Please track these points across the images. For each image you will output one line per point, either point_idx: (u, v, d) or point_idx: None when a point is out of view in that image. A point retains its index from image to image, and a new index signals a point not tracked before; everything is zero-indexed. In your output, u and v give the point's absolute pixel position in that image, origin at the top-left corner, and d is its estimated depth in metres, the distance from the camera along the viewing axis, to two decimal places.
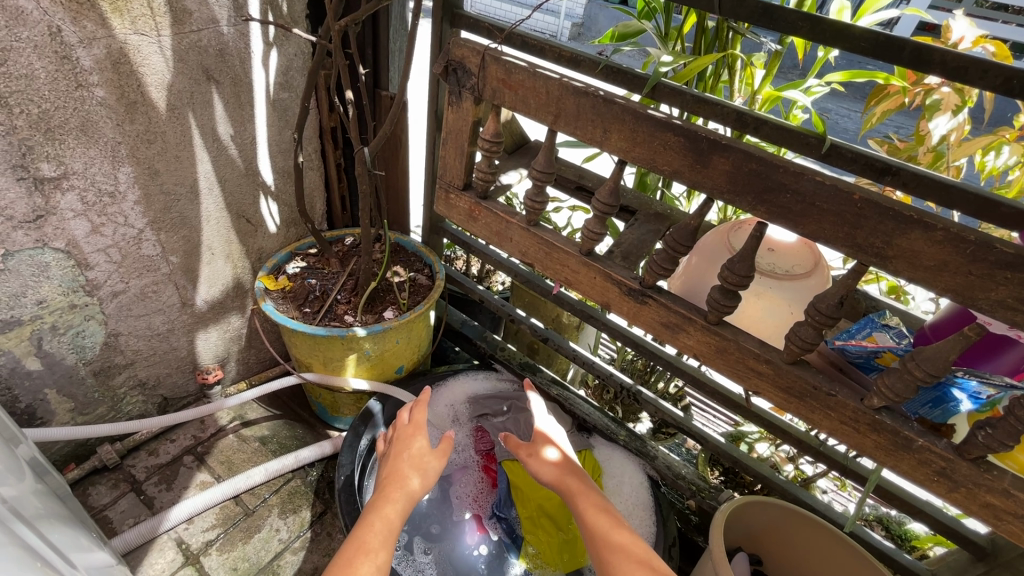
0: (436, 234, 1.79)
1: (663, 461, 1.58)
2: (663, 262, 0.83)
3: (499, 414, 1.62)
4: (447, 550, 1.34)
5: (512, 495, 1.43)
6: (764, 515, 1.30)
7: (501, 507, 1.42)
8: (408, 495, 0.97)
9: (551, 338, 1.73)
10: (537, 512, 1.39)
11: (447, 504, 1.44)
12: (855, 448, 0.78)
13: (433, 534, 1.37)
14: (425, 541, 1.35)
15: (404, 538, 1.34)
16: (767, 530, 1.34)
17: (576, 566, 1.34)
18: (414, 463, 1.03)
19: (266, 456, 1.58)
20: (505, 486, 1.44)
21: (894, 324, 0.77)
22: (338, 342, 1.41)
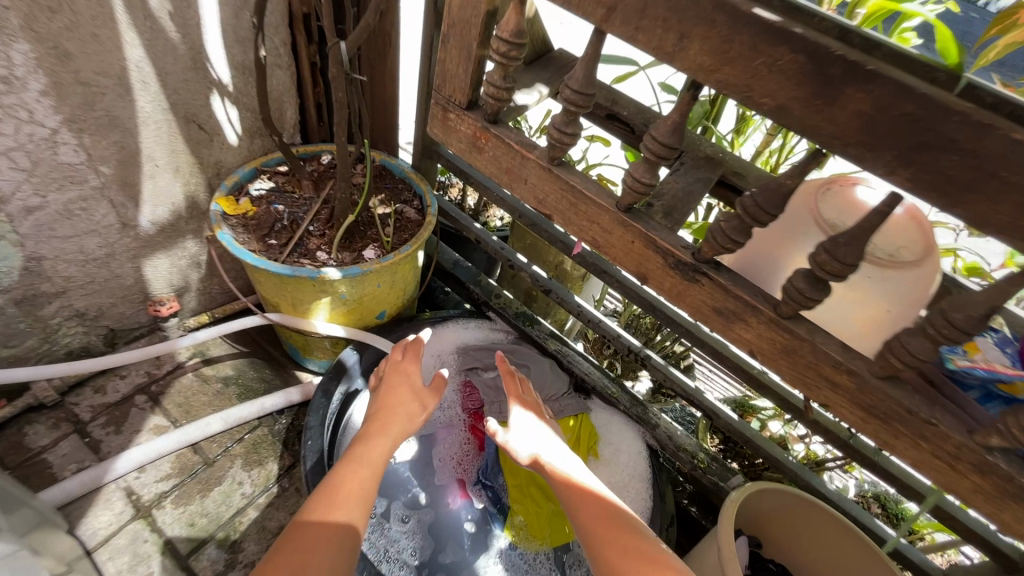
0: (429, 158, 1.53)
1: (664, 430, 1.46)
2: (733, 232, 0.62)
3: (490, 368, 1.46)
4: (427, 518, 1.23)
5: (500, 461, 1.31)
6: (769, 501, 1.19)
7: (488, 472, 1.30)
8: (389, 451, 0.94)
9: (554, 288, 1.53)
10: (526, 482, 1.28)
11: (429, 467, 1.30)
12: (944, 487, 0.62)
13: (413, 501, 1.25)
14: (404, 508, 1.24)
15: (381, 504, 1.23)
16: (770, 517, 1.23)
17: (565, 541, 1.23)
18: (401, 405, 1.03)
19: (230, 401, 1.43)
20: (493, 451, 1.32)
21: (990, 328, 0.65)
22: (308, 284, 1.21)
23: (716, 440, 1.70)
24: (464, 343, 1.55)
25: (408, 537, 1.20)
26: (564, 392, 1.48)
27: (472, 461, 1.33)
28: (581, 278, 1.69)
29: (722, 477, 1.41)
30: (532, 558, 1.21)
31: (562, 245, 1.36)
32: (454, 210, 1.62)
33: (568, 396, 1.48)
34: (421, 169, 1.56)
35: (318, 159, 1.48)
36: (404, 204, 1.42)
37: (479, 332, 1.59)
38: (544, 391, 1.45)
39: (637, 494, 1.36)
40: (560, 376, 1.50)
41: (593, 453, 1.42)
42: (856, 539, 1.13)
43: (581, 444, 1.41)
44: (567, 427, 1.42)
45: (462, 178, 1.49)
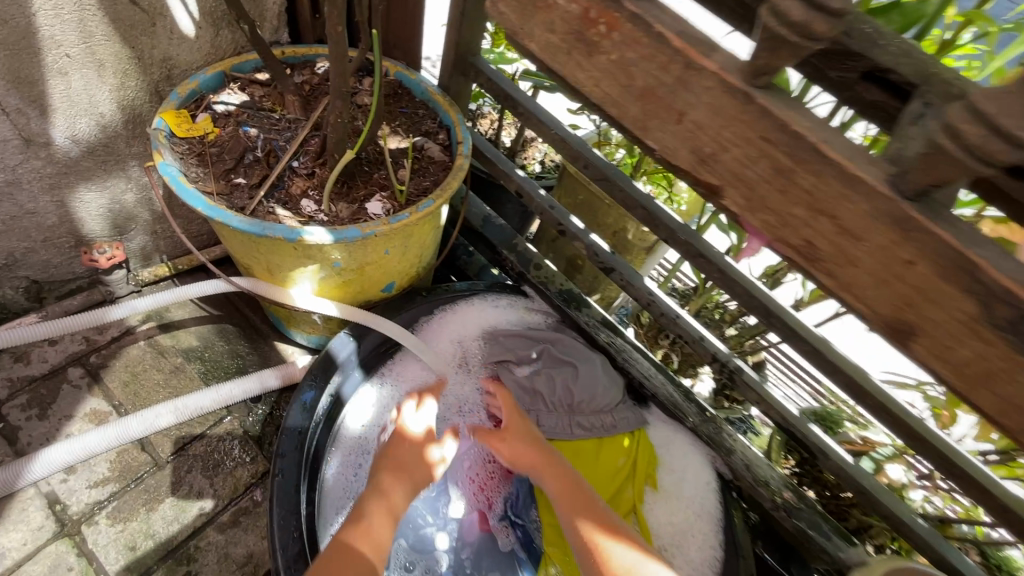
0: (462, 76, 1.11)
1: (741, 458, 1.14)
2: None
3: (525, 363, 1.16)
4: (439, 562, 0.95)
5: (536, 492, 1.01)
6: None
7: (519, 505, 1.01)
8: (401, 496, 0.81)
9: (621, 267, 1.14)
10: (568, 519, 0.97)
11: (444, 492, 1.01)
12: None
13: (421, 539, 0.96)
14: (407, 548, 0.95)
15: None
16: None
17: None
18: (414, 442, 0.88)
19: (191, 381, 1.12)
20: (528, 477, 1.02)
21: None
22: (286, 246, 0.85)
23: (789, 460, 1.38)
24: (493, 328, 1.21)
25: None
26: (620, 399, 1.15)
27: (500, 485, 1.03)
28: (646, 251, 1.32)
29: (812, 524, 1.11)
30: None
31: (643, 212, 0.98)
32: (491, 149, 1.22)
33: (622, 404, 1.15)
34: (451, 90, 1.15)
35: (310, 67, 1.07)
36: (425, 138, 1.03)
37: (511, 314, 1.24)
38: (594, 400, 1.12)
39: (705, 539, 1.08)
40: (615, 380, 1.16)
41: (650, 483, 1.12)
42: None
43: (637, 470, 1.11)
44: (620, 449, 1.11)
45: (508, 106, 1.08)
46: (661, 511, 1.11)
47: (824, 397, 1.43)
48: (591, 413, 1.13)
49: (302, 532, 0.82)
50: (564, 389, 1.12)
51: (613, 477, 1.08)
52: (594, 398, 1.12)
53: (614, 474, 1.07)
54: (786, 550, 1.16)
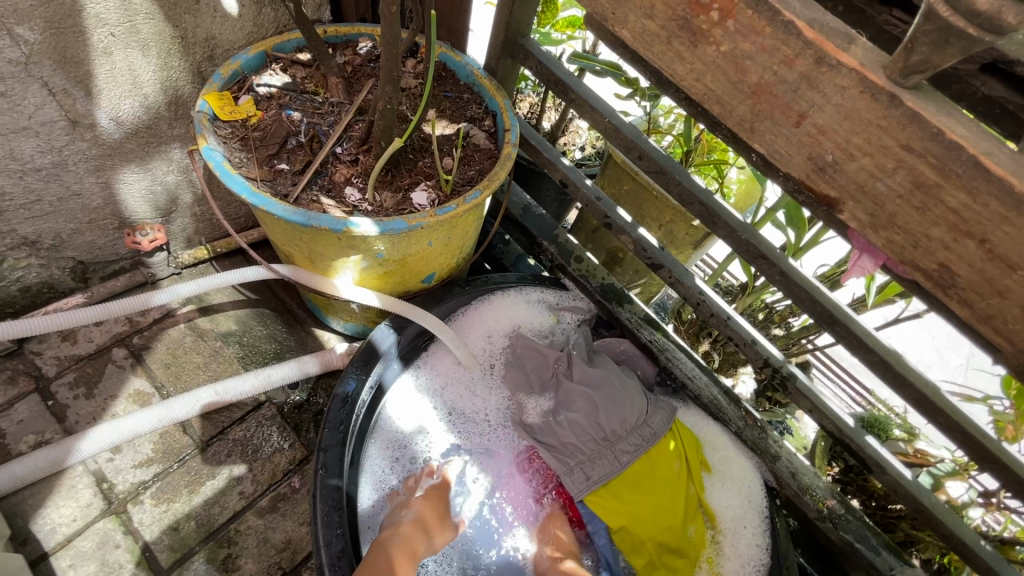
0: (509, 58, 1.06)
1: (787, 465, 1.10)
2: None
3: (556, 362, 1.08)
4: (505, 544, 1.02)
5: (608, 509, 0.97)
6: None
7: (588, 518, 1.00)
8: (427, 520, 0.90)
9: (669, 264, 1.08)
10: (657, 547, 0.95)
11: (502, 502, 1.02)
12: None
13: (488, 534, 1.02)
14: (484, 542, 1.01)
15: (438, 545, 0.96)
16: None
17: None
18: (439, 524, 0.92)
19: (231, 365, 1.12)
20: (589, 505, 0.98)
21: None
22: (330, 237, 0.83)
23: (833, 467, 1.33)
24: (521, 322, 1.19)
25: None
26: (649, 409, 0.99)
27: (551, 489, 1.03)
28: (693, 245, 1.27)
29: (859, 537, 1.05)
30: None
31: (701, 208, 0.92)
32: (536, 136, 1.17)
33: (650, 404, 1.01)
34: (497, 74, 1.10)
35: (353, 48, 1.03)
36: (470, 125, 0.99)
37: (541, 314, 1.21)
38: (625, 418, 0.97)
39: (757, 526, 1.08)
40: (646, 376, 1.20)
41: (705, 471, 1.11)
42: None
43: (691, 463, 1.01)
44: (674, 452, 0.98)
45: (558, 91, 1.02)
46: (721, 494, 1.11)
47: (871, 401, 1.38)
48: (627, 431, 0.97)
49: (348, 529, 0.81)
50: (590, 424, 0.98)
51: (675, 484, 0.96)
52: (624, 420, 0.97)
53: (673, 485, 0.96)
54: (825, 559, 1.15)
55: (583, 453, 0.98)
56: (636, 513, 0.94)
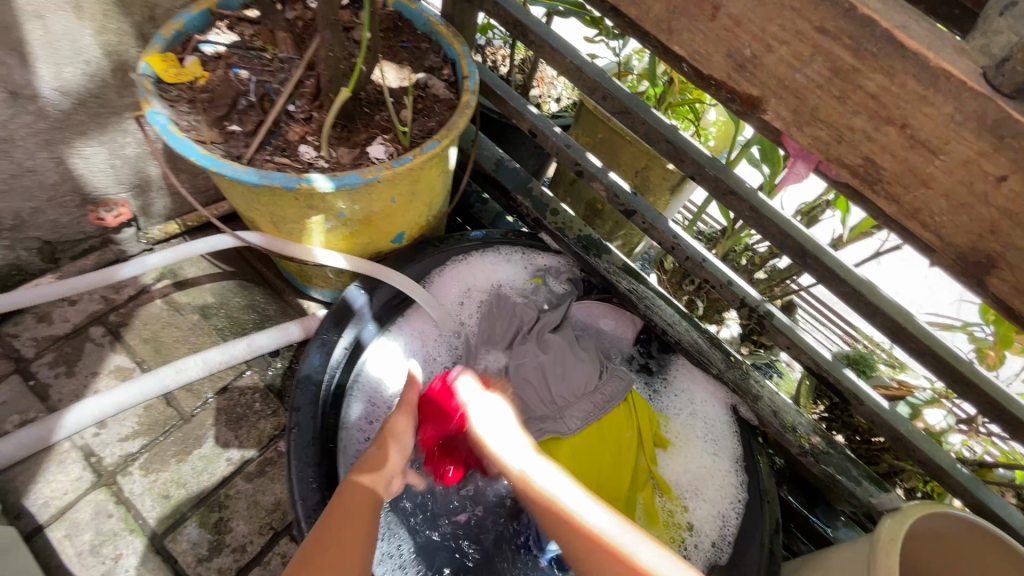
0: (466, 1, 1.02)
1: (769, 404, 1.10)
2: None
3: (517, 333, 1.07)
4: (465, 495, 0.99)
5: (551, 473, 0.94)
6: (923, 528, 0.85)
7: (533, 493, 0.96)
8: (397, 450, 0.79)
9: (642, 209, 1.07)
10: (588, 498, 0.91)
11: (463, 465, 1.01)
12: None
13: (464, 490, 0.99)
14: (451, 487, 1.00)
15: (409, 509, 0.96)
16: (921, 551, 0.88)
17: None
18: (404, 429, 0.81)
19: (209, 337, 1.12)
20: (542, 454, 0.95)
21: None
22: (287, 196, 0.81)
23: (818, 405, 1.34)
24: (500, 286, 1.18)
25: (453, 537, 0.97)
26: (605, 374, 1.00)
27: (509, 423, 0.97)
28: (670, 191, 1.24)
29: (841, 469, 1.07)
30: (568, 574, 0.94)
31: (668, 146, 0.90)
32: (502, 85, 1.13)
33: (608, 374, 0.99)
34: (455, 20, 1.06)
35: (302, 1, 0.98)
36: (428, 74, 0.95)
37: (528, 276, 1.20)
38: (575, 384, 0.96)
39: (719, 475, 1.08)
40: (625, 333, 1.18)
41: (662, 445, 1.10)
42: None
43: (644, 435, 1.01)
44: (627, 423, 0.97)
45: (517, 33, 0.98)
46: (674, 467, 1.11)
47: (857, 340, 1.37)
48: (578, 398, 0.96)
49: (323, 484, 0.83)
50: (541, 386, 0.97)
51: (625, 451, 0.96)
52: (572, 386, 0.96)
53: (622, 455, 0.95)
54: (812, 492, 1.17)
55: (538, 411, 0.95)
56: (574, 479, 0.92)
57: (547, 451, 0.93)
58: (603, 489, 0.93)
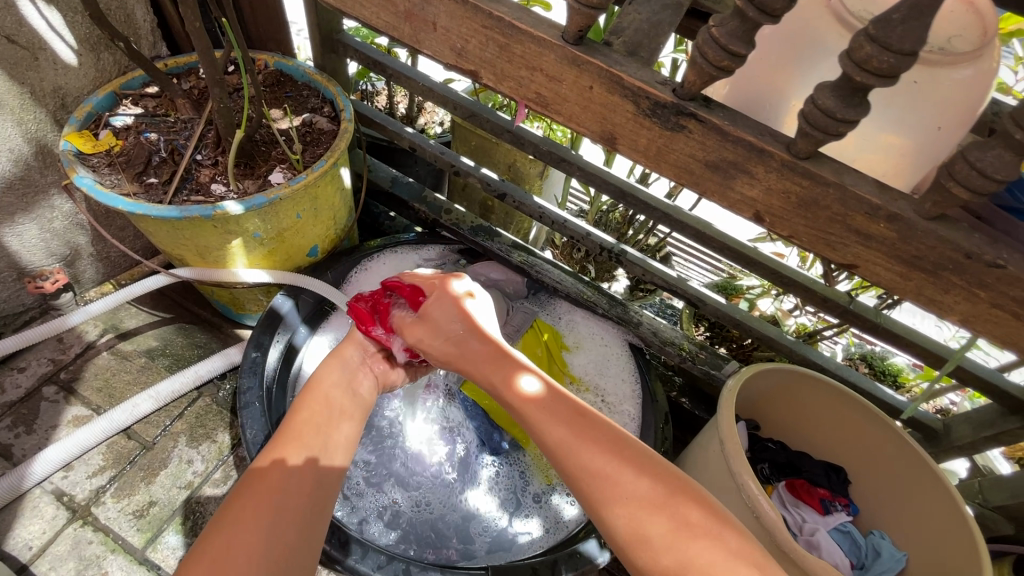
0: (335, 53, 1.25)
1: (648, 326, 1.34)
2: (729, 38, 0.43)
3: None
4: (406, 478, 1.10)
5: (492, 417, 1.16)
6: (772, 381, 1.12)
7: (480, 434, 1.15)
8: (331, 410, 0.77)
9: (511, 191, 1.31)
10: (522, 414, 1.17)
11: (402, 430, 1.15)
12: (999, 340, 0.51)
13: (409, 465, 1.11)
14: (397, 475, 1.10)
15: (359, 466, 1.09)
16: (771, 396, 1.18)
17: None
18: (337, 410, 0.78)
19: (159, 374, 1.24)
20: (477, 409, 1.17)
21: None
22: (207, 225, 0.99)
23: (701, 327, 1.59)
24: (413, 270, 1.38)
25: (410, 488, 1.09)
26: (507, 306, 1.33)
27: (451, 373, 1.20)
28: (539, 178, 1.50)
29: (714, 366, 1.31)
30: (521, 490, 1.11)
31: (510, 135, 1.15)
32: (379, 115, 1.36)
33: (512, 309, 1.33)
34: (327, 69, 1.28)
35: (195, 73, 1.18)
36: (312, 114, 1.16)
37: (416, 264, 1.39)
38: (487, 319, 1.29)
39: (618, 383, 1.29)
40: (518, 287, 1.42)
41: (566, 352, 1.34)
42: (860, 405, 1.09)
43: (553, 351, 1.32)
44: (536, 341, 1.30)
45: (378, 70, 1.23)
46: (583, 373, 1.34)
47: (722, 271, 1.65)
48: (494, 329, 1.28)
49: None
50: None
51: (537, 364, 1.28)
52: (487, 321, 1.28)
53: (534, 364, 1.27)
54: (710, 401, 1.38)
55: None
56: None
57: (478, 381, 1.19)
58: None
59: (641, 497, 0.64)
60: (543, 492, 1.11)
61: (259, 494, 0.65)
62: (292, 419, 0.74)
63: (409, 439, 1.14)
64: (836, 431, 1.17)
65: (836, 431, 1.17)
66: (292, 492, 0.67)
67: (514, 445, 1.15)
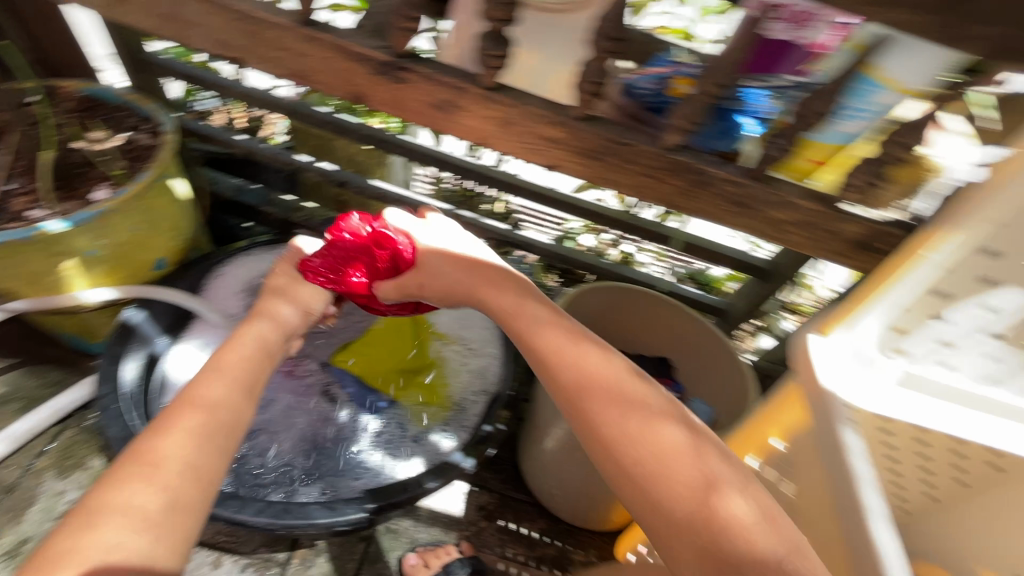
0: (148, 73, 1.31)
1: (499, 277, 1.56)
2: (406, 6, 0.59)
3: None
4: (293, 448, 1.18)
5: (366, 380, 1.29)
6: (600, 298, 1.34)
7: (356, 397, 1.26)
8: (240, 381, 0.66)
9: (353, 179, 1.46)
10: (393, 370, 1.32)
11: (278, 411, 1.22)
12: (659, 201, 0.72)
13: (294, 439, 1.19)
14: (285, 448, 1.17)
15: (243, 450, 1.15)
16: (602, 314, 1.39)
17: (442, 413, 1.27)
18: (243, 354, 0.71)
19: (11, 419, 1.20)
20: (351, 376, 1.29)
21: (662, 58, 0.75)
22: (31, 248, 1.00)
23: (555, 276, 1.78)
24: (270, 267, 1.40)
25: (298, 457, 1.18)
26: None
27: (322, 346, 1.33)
28: (379, 163, 1.54)
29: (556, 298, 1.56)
30: (404, 438, 1.22)
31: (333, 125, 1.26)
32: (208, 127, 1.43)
33: None
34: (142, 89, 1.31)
35: None
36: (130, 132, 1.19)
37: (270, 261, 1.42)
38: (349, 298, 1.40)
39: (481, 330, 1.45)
40: None
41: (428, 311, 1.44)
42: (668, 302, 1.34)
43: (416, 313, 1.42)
44: None
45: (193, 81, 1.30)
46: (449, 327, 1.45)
47: None
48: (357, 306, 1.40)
49: None
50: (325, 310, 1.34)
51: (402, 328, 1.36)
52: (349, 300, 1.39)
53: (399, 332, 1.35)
54: None
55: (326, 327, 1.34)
56: (373, 358, 1.32)
57: (348, 351, 1.32)
58: (396, 355, 1.33)
59: (561, 336, 0.69)
60: (421, 433, 1.23)
61: (138, 462, 0.53)
62: (186, 399, 0.61)
63: (289, 417, 1.21)
64: (656, 328, 1.41)
65: (655, 328, 1.41)
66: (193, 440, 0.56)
67: (389, 401, 1.27)
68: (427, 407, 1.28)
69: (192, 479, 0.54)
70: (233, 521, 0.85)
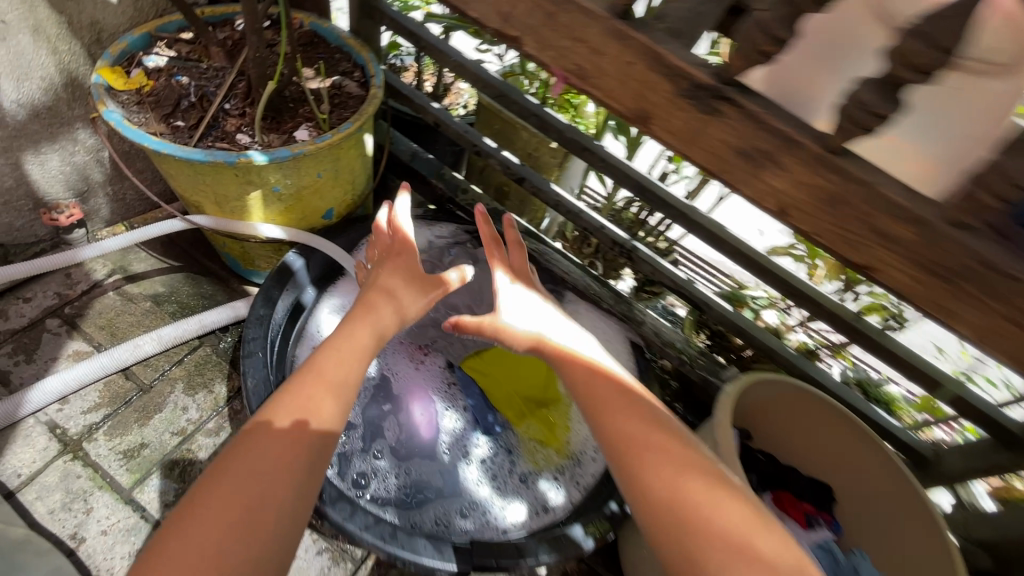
0: (371, 22, 1.27)
1: (651, 327, 1.36)
2: (776, 24, 0.45)
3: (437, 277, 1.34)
4: (401, 445, 1.10)
5: (489, 398, 1.17)
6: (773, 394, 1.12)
7: (475, 414, 1.15)
8: (291, 445, 0.62)
9: (528, 176, 1.32)
10: (520, 399, 1.18)
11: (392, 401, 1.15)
12: (1009, 360, 0.51)
13: (404, 437, 1.10)
14: (393, 443, 1.10)
15: (354, 435, 1.09)
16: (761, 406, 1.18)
17: (558, 464, 1.12)
18: (263, 454, 0.61)
19: (163, 320, 1.25)
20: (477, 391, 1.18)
21: None
22: (231, 173, 0.99)
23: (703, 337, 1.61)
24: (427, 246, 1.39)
25: (402, 457, 1.09)
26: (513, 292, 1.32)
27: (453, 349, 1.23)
28: (557, 165, 1.47)
29: (711, 372, 1.34)
30: (512, 473, 1.11)
31: (537, 119, 1.13)
32: (406, 88, 1.37)
33: None
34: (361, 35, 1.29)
35: (230, 25, 1.16)
36: (342, 77, 1.16)
37: (425, 239, 1.41)
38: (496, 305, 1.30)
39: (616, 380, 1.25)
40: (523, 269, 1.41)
41: None
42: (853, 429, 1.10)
43: None
44: None
45: (411, 39, 1.23)
46: None
47: (726, 281, 1.66)
48: None
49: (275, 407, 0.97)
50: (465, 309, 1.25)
51: None
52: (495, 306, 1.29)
53: None
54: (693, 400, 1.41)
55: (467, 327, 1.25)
56: (498, 378, 1.19)
57: (479, 362, 1.20)
58: (527, 380, 1.20)
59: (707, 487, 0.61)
60: (530, 475, 1.11)
61: (234, 524, 0.55)
62: (221, 492, 0.57)
63: (408, 413, 1.13)
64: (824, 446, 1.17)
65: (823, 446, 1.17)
66: (241, 512, 0.56)
67: (505, 427, 1.16)
68: (543, 449, 1.14)
69: (251, 513, 0.56)
70: (341, 529, 0.80)
